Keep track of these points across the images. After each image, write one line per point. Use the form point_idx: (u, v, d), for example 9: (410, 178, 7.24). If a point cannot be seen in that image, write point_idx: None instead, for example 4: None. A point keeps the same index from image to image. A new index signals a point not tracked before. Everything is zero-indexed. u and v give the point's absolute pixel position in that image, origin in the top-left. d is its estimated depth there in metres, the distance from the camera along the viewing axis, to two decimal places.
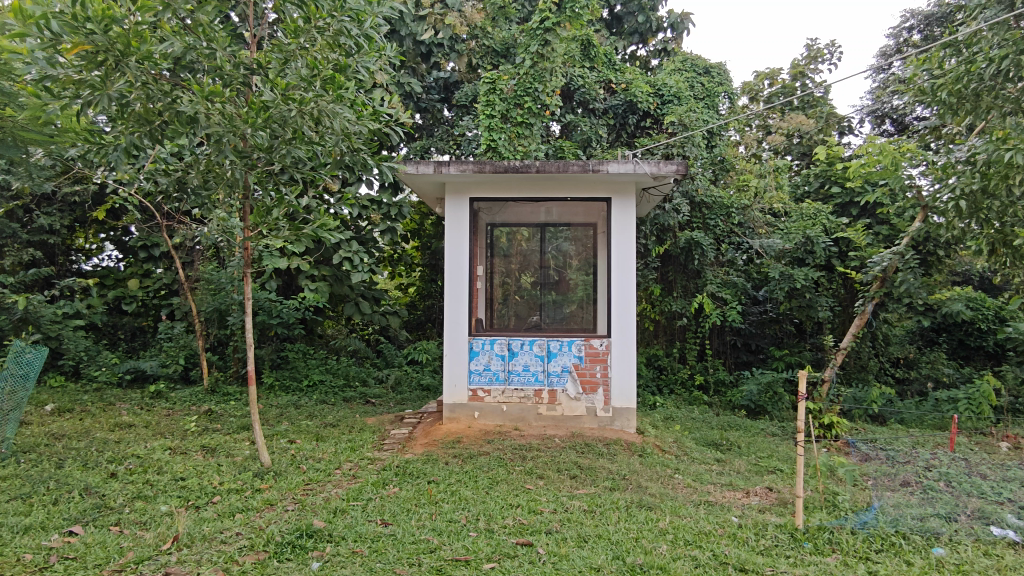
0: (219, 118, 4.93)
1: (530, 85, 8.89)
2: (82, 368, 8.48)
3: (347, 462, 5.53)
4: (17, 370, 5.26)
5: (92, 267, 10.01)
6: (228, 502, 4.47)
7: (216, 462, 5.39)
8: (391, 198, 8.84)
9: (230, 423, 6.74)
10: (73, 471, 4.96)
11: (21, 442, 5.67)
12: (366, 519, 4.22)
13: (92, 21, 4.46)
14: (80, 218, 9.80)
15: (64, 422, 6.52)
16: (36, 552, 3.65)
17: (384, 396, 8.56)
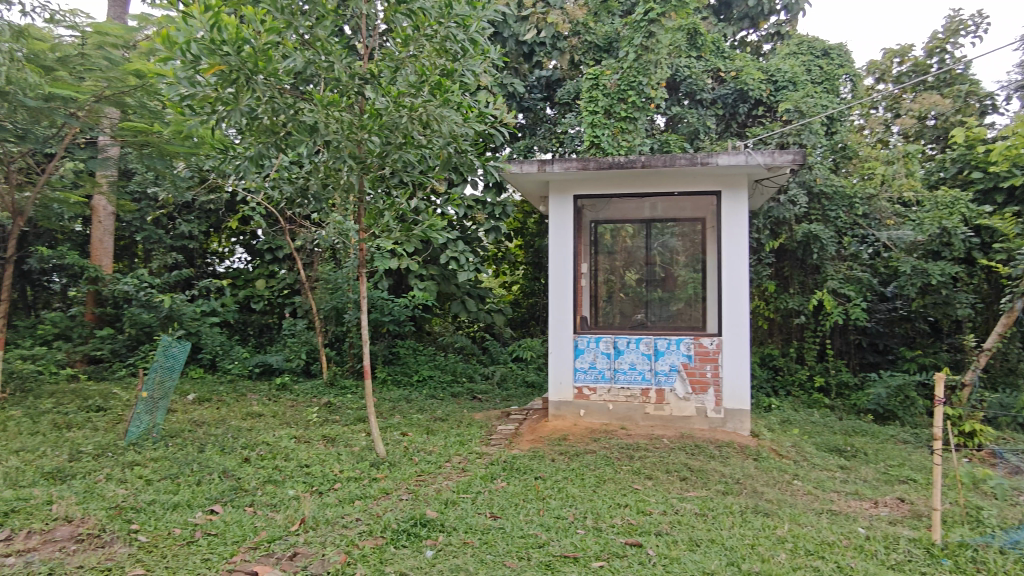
0: (337, 126, 5.26)
1: (634, 79, 8.74)
2: (218, 362, 9.24)
3: (456, 456, 5.69)
4: (166, 362, 5.79)
5: (225, 269, 10.89)
6: (348, 489, 4.73)
7: (336, 451, 5.71)
8: (495, 198, 8.97)
9: (348, 415, 7.12)
10: (213, 455, 5.43)
11: (170, 428, 6.27)
12: (476, 511, 4.33)
13: (227, 44, 4.85)
14: (215, 224, 10.69)
15: (204, 410, 7.15)
16: (184, 528, 4.02)
17: (490, 392, 8.72)
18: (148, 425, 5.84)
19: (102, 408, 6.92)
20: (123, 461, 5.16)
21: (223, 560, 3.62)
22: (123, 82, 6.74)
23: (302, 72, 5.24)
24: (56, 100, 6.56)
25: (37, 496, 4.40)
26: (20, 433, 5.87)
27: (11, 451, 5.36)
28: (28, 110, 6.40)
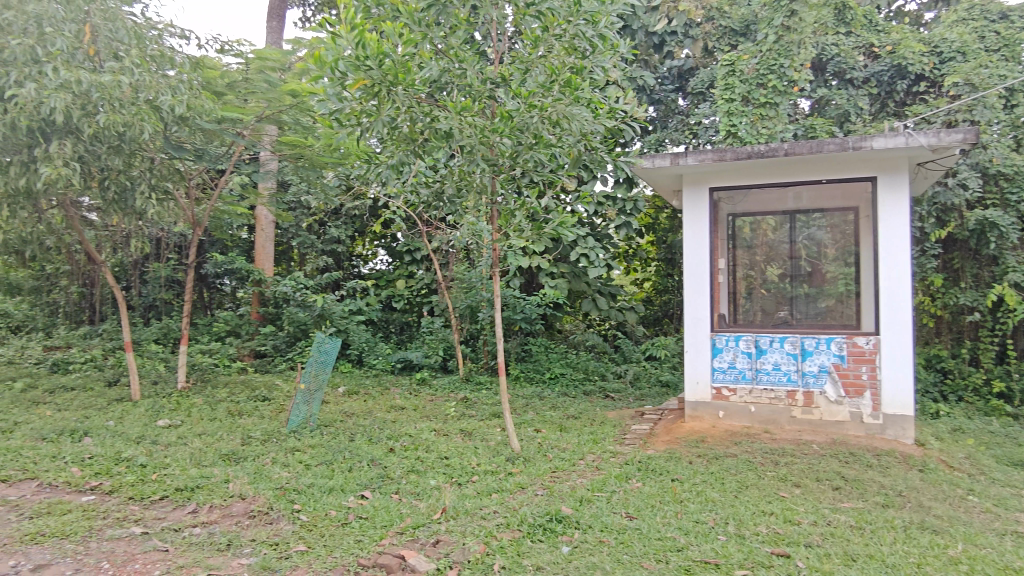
0: (471, 131, 5.39)
1: (775, 61, 8.30)
2: (364, 357, 9.86)
3: (590, 454, 5.67)
4: (320, 357, 6.25)
5: (369, 270, 11.59)
6: (485, 482, 4.88)
7: (473, 444, 5.90)
8: (626, 193, 8.90)
9: (484, 410, 7.33)
10: (362, 444, 5.82)
11: (324, 418, 6.80)
12: (611, 510, 4.29)
13: (371, 58, 5.16)
14: (361, 229, 11.44)
15: (353, 402, 7.68)
16: (338, 510, 4.34)
17: (623, 391, 8.60)
18: (306, 414, 6.37)
19: (267, 398, 7.64)
20: (285, 447, 5.67)
21: (373, 542, 3.87)
22: (281, 102, 7.41)
23: (437, 80, 5.46)
24: (227, 122, 7.38)
25: (216, 474, 4.95)
26: (201, 419, 6.63)
27: (195, 434, 6.07)
28: (204, 131, 7.23)
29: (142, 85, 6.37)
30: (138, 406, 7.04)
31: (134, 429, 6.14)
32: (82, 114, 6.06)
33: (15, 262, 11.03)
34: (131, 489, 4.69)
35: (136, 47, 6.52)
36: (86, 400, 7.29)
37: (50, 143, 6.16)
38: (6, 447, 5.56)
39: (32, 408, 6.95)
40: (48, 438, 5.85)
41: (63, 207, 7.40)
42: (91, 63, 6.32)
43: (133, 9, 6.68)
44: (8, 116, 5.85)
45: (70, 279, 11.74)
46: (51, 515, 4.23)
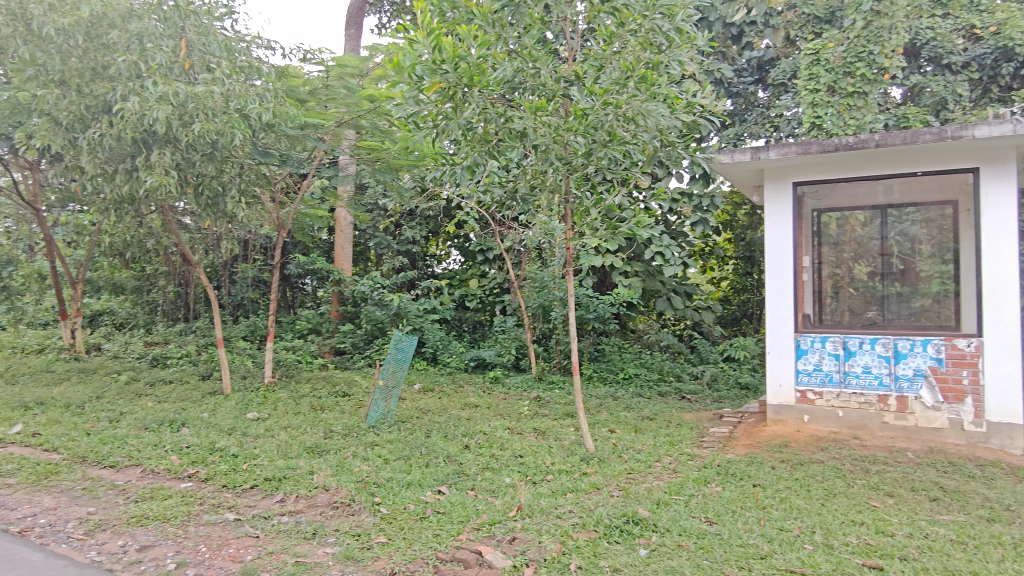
0: (545, 130, 5.38)
1: (863, 49, 7.89)
2: (438, 355, 10.04)
3: (667, 456, 5.56)
4: (397, 355, 6.41)
5: (442, 270, 11.71)
6: (560, 481, 4.87)
7: (547, 443, 5.91)
8: (702, 190, 8.69)
9: (557, 409, 7.33)
10: (438, 440, 5.93)
11: (401, 414, 6.97)
12: (690, 514, 4.19)
13: (447, 62, 5.25)
14: (434, 229, 11.58)
15: (429, 399, 7.84)
16: (417, 504, 4.44)
17: (700, 393, 8.39)
18: (384, 410, 6.54)
19: (347, 394, 7.91)
20: (365, 441, 5.85)
21: (451, 536, 3.94)
22: (359, 107, 7.66)
23: (511, 80, 5.48)
24: (310, 127, 7.70)
25: (301, 466, 5.16)
26: (287, 412, 6.93)
27: (281, 426, 6.35)
28: (289, 137, 7.57)
29: (232, 95, 6.71)
30: (229, 399, 7.44)
31: (226, 420, 6.50)
32: (179, 125, 6.43)
33: (119, 264, 11.87)
34: (224, 477, 4.96)
35: (226, 59, 6.89)
36: (183, 393, 7.77)
37: (151, 152, 6.58)
38: (114, 435, 6.00)
39: (135, 399, 7.47)
40: (150, 427, 6.27)
41: (162, 212, 7.90)
42: (186, 76, 6.71)
43: (224, 24, 7.05)
44: (114, 128, 6.31)
45: (167, 279, 12.54)
46: (154, 500, 4.54)
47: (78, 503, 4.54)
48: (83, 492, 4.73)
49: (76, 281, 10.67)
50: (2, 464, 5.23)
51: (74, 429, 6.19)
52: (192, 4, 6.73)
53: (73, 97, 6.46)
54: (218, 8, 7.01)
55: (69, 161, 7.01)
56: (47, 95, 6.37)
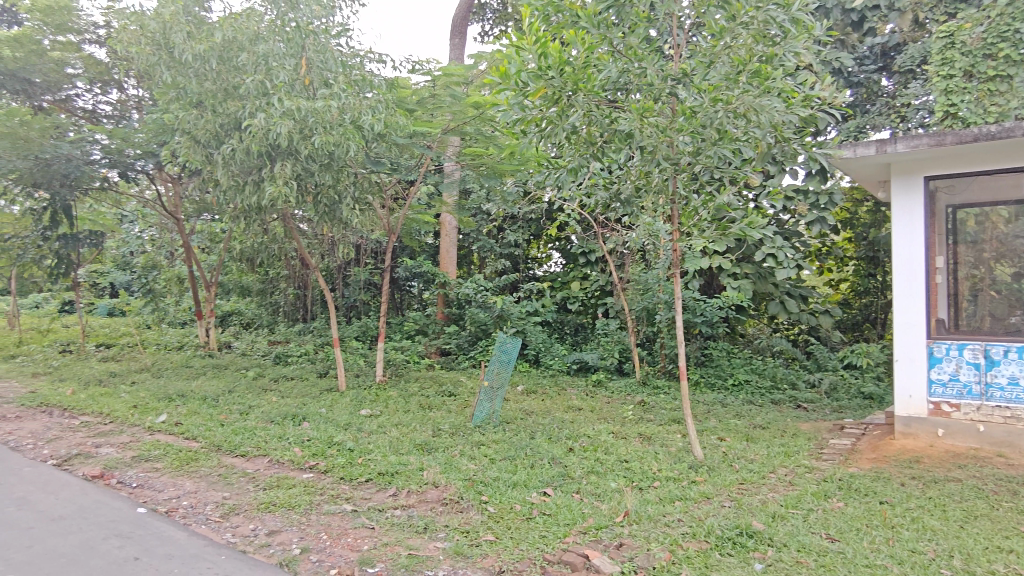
0: (651, 130, 5.28)
1: (1007, 27, 7.22)
2: (541, 358, 10.09)
3: (782, 468, 5.30)
4: (501, 357, 6.50)
5: (543, 273, 11.74)
6: (668, 489, 4.76)
7: (653, 449, 5.80)
8: (819, 185, 8.15)
9: (663, 415, 7.17)
10: (543, 442, 5.98)
11: (506, 415, 7.08)
12: (809, 530, 3.97)
13: (553, 68, 5.31)
14: (536, 232, 11.63)
15: (532, 401, 7.91)
16: (523, 505, 4.49)
17: (817, 402, 7.93)
18: (489, 411, 6.66)
19: (453, 394, 8.13)
20: (472, 440, 5.99)
21: (558, 538, 3.95)
22: (464, 114, 7.84)
23: (617, 81, 5.44)
24: (418, 136, 8.02)
25: (412, 462, 5.36)
26: (397, 410, 7.22)
27: (393, 424, 6.62)
28: (399, 146, 7.91)
29: (347, 107, 7.07)
30: (344, 396, 7.85)
31: (342, 416, 6.86)
32: (300, 138, 6.86)
33: (246, 268, 12.83)
34: (342, 470, 5.24)
35: (341, 74, 7.30)
36: (302, 389, 8.29)
37: (275, 164, 7.06)
38: (244, 427, 6.49)
39: (262, 394, 8.05)
40: (275, 420, 6.74)
41: (285, 220, 8.47)
42: (306, 91, 7.16)
43: (340, 41, 7.46)
44: (244, 143, 6.83)
45: (288, 282, 13.41)
46: (280, 488, 4.87)
47: (215, 488, 4.95)
48: (219, 478, 5.15)
49: (210, 284, 11.63)
50: (150, 450, 5.79)
51: (210, 420, 6.76)
52: (311, 24, 7.19)
53: (209, 116, 7.05)
54: (335, 27, 7.42)
55: (206, 175, 7.66)
56: (187, 115, 7.00)
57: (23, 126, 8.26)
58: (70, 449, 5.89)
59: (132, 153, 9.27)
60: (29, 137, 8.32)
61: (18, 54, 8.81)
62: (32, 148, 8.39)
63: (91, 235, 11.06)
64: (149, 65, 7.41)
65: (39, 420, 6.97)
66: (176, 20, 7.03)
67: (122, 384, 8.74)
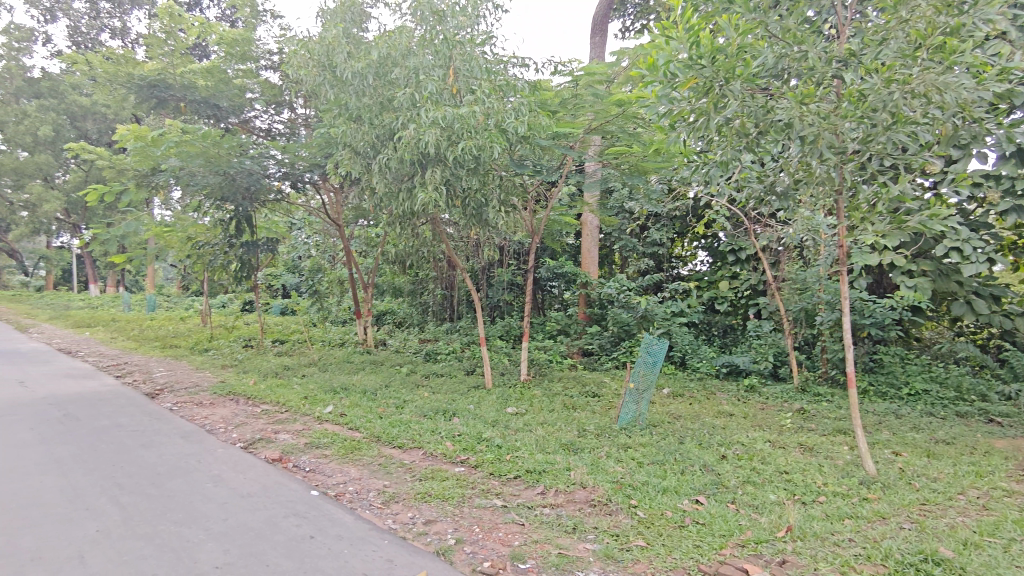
0: (813, 118, 4.85)
1: None
2: (687, 360, 9.76)
3: (974, 490, 4.70)
4: (647, 358, 6.36)
5: (688, 271, 11.32)
6: (836, 505, 4.40)
7: (817, 461, 5.39)
8: (1015, 169, 7.06)
9: (825, 424, 6.64)
10: (693, 448, 5.76)
11: (652, 417, 6.92)
12: (1012, 563, 3.48)
13: (704, 58, 5.15)
14: (681, 230, 11.30)
15: (680, 404, 7.66)
16: (675, 512, 4.35)
17: (1016, 417, 6.94)
18: (635, 413, 6.54)
19: (597, 394, 8.10)
20: (617, 442, 5.91)
21: (714, 550, 3.78)
22: (607, 112, 7.79)
23: (773, 68, 5.11)
24: (561, 137, 8.07)
25: (559, 461, 5.39)
26: (542, 409, 7.31)
27: (538, 422, 6.71)
28: (542, 148, 8.00)
29: (492, 112, 7.15)
30: (491, 393, 8.08)
31: (489, 413, 7.06)
32: (448, 145, 7.09)
33: (398, 270, 13.63)
34: (491, 466, 5.38)
35: (485, 80, 7.45)
36: (452, 385, 8.66)
37: (425, 171, 7.38)
38: (400, 420, 6.89)
39: (415, 389, 8.50)
40: (427, 415, 7.08)
41: (434, 224, 8.88)
42: (454, 100, 7.41)
43: (485, 49, 7.61)
44: (398, 152, 7.19)
45: (436, 283, 14.07)
46: (435, 480, 5.11)
47: (376, 476, 5.30)
48: (380, 467, 5.50)
49: (367, 286, 12.49)
50: (320, 438, 6.32)
51: (370, 412, 7.25)
52: (458, 35, 7.42)
53: (366, 129, 7.52)
54: (480, 35, 7.60)
55: (364, 184, 8.22)
56: (348, 129, 7.55)
57: (214, 146, 9.29)
58: (254, 434, 6.58)
59: (301, 166, 10.18)
60: (219, 155, 9.36)
61: (209, 82, 9.97)
62: (222, 163, 9.42)
63: (267, 242, 12.30)
64: (316, 86, 8.10)
65: (228, 407, 7.86)
66: (338, 42, 7.62)
67: (295, 376, 9.63)
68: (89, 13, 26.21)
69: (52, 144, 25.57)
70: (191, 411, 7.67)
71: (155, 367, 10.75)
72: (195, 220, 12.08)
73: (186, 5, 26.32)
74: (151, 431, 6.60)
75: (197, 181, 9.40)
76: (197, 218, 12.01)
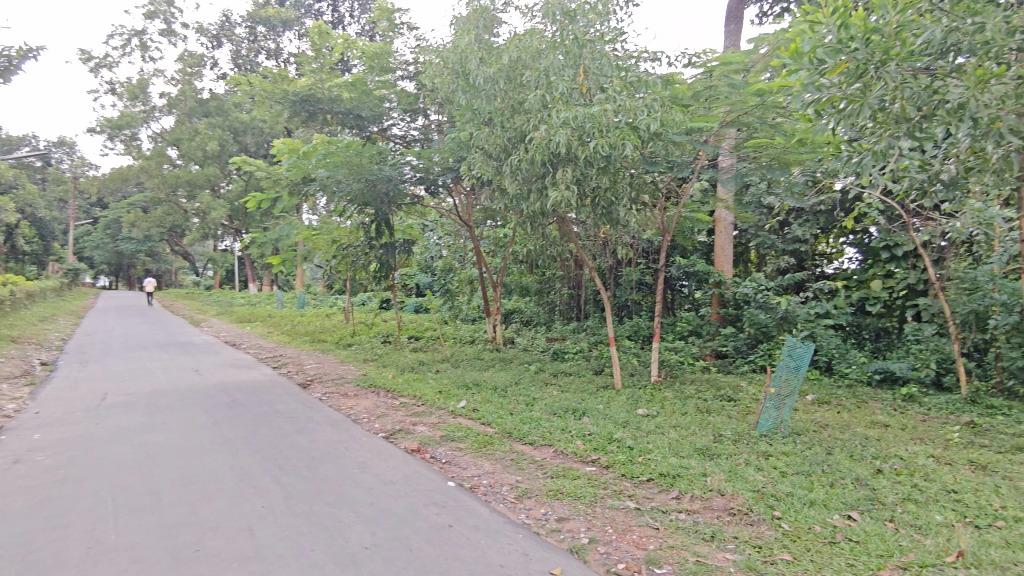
0: (991, 97, 4.35)
1: None
2: (834, 365, 9.09)
3: None
4: (791, 362, 6.01)
5: (834, 270, 10.57)
6: (1019, 532, 3.91)
7: (993, 482, 4.82)
8: None
9: (1002, 441, 5.92)
10: (844, 460, 5.36)
11: (796, 425, 6.51)
12: None
13: (857, 39, 4.76)
14: (825, 225, 10.59)
15: (826, 412, 7.15)
16: (824, 527, 4.07)
17: None
18: (777, 420, 6.20)
19: (734, 398, 7.75)
20: (758, 450, 5.63)
21: (870, 571, 3.50)
22: (745, 103, 7.45)
23: (941, 43, 4.62)
24: (695, 132, 7.84)
25: (695, 466, 5.22)
26: (675, 412, 7.11)
27: (671, 425, 6.54)
28: (675, 143, 7.80)
29: (623, 110, 7.06)
30: (621, 394, 7.98)
31: (620, 413, 6.98)
32: (579, 144, 7.05)
33: (526, 269, 13.85)
34: (624, 467, 5.32)
35: (616, 78, 7.35)
36: (581, 384, 8.64)
37: (556, 171, 7.41)
38: (530, 417, 6.99)
39: (545, 387, 8.59)
40: (557, 413, 7.13)
41: (562, 223, 8.91)
42: (584, 99, 7.38)
43: (615, 46, 7.53)
44: (529, 154, 7.26)
45: (563, 282, 14.13)
46: (566, 478, 5.14)
47: (509, 471, 5.41)
48: (512, 462, 5.62)
49: (496, 285, 12.78)
50: (455, 431, 6.56)
51: (501, 408, 7.42)
52: (588, 33, 7.38)
53: (499, 132, 7.69)
54: (609, 32, 7.50)
55: (495, 186, 8.40)
56: (481, 133, 7.76)
57: (357, 155, 9.95)
58: (394, 425, 6.96)
59: (435, 170, 10.59)
60: (362, 164, 9.99)
61: (353, 95, 10.66)
62: (363, 171, 9.99)
63: (404, 243, 12.94)
64: (450, 92, 8.40)
65: (370, 399, 8.35)
66: (471, 49, 7.85)
67: (430, 371, 10.08)
68: (248, 37, 28.90)
69: (219, 157, 28.51)
70: (338, 401, 8.24)
71: (306, 360, 11.68)
72: (339, 224, 12.96)
73: (330, 24, 28.30)
74: (304, 419, 7.17)
75: (342, 188, 10.07)
76: (341, 222, 12.88)
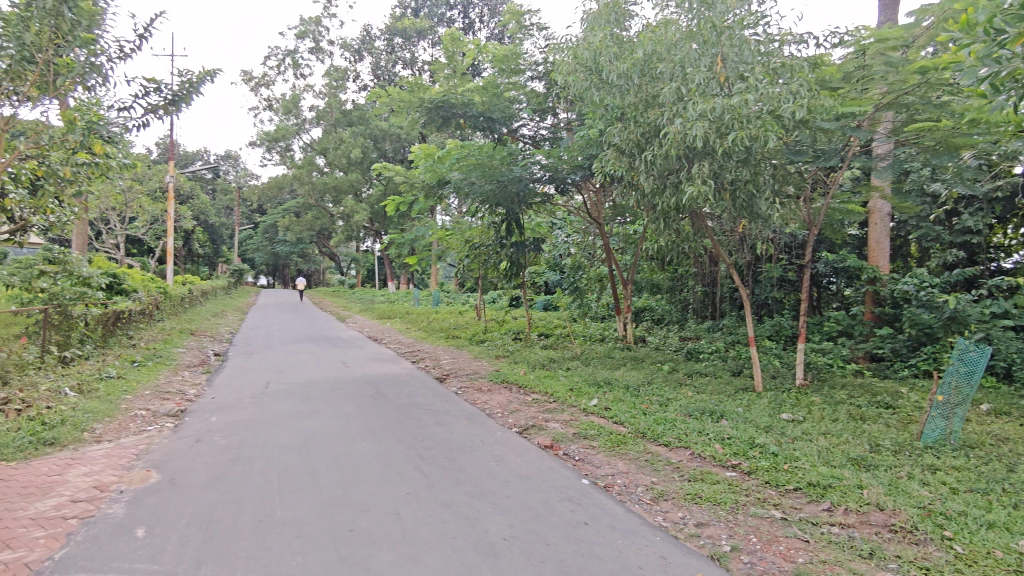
0: None
1: None
2: (1015, 371, 8.06)
3: None
4: (963, 367, 5.44)
5: (1014, 264, 9.36)
6: None
7: None
8: None
9: None
10: None
11: (968, 437, 5.85)
12: None
13: None
14: (1003, 214, 9.45)
15: (1006, 425, 6.35)
16: (1007, 553, 3.63)
17: None
18: (944, 431, 5.61)
19: (892, 406, 7.10)
20: (923, 463, 5.13)
21: None
22: (905, 83, 6.83)
23: None
24: (846, 117, 7.28)
25: (849, 477, 4.85)
26: (824, 418, 6.64)
27: (819, 432, 6.11)
28: (824, 130, 7.29)
29: (765, 98, 6.70)
30: (762, 397, 7.58)
31: (762, 417, 6.64)
32: (717, 137, 6.78)
33: (658, 266, 13.54)
34: (767, 475, 5.05)
35: (759, 65, 6.95)
36: (718, 386, 8.30)
37: (692, 165, 7.16)
38: (665, 418, 6.82)
39: (679, 388, 8.36)
40: (693, 415, 6.92)
41: (697, 219, 8.61)
42: (722, 89, 7.06)
43: (756, 30, 7.14)
44: (663, 149, 7.08)
45: (696, 279, 13.79)
46: (705, 482, 4.97)
47: (644, 472, 5.33)
48: (647, 463, 5.53)
49: (626, 282, 12.57)
50: (587, 429, 6.56)
51: (634, 408, 7.32)
52: (726, 20, 7.06)
53: (632, 127, 7.54)
54: (749, 16, 7.13)
55: (627, 183, 8.27)
56: (614, 130, 7.66)
57: (490, 157, 10.21)
58: (527, 420, 7.09)
59: (565, 169, 10.56)
60: (494, 166, 10.24)
61: (485, 99, 10.83)
62: (496, 173, 10.21)
63: (533, 241, 13.09)
64: (582, 90, 8.36)
65: (503, 394, 8.55)
66: (603, 45, 7.78)
67: (561, 369, 10.15)
68: (387, 49, 30.64)
69: (361, 164, 30.47)
70: (474, 395, 8.54)
71: (442, 355, 12.18)
72: (471, 224, 13.40)
73: (462, 30, 29.30)
74: (442, 411, 7.51)
75: (475, 189, 10.34)
76: (472, 222, 13.31)
